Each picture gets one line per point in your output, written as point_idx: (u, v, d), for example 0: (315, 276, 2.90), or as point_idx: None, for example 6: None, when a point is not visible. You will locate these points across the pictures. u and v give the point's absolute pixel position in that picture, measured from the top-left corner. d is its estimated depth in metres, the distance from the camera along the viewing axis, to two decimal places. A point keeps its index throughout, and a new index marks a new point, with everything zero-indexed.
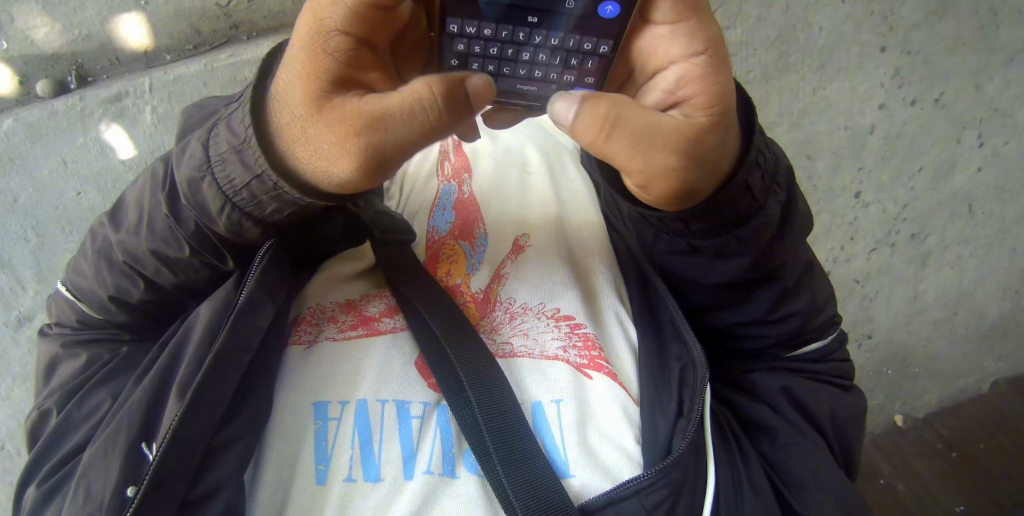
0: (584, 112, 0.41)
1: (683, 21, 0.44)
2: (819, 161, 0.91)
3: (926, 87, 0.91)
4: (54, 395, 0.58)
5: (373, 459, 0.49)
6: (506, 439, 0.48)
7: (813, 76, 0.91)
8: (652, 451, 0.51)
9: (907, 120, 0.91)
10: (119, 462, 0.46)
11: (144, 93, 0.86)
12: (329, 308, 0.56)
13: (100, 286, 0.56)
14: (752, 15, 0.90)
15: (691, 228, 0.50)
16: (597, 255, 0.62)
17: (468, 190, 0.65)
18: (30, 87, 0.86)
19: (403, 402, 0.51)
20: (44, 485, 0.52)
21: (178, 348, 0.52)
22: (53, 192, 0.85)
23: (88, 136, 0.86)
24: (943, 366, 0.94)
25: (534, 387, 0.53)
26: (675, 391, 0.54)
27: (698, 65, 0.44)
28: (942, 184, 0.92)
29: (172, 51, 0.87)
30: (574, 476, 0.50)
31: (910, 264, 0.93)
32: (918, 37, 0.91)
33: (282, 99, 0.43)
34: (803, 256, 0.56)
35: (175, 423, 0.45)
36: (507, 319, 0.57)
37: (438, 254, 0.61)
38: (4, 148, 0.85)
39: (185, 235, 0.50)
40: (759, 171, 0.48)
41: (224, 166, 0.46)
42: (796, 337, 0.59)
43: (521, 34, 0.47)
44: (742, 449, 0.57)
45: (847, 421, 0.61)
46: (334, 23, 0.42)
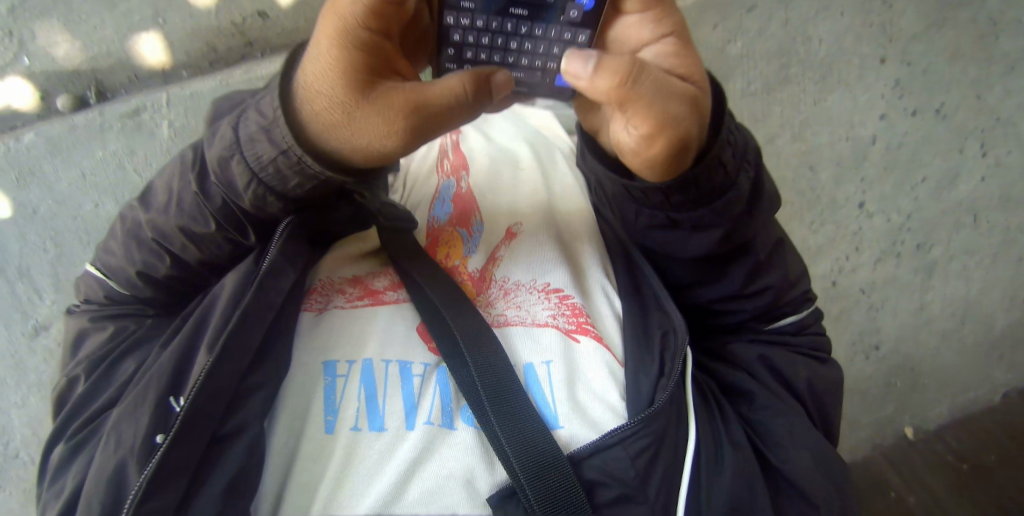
0: (605, 62, 0.44)
1: (651, 10, 0.49)
2: (822, 172, 0.92)
3: (927, 98, 0.92)
4: (80, 365, 0.59)
5: (378, 411, 0.51)
6: (501, 396, 0.50)
7: (814, 87, 0.92)
8: (635, 404, 0.53)
9: (909, 130, 0.92)
10: (148, 414, 0.48)
11: (162, 108, 0.88)
12: (337, 282, 0.58)
13: (128, 263, 0.58)
14: (753, 29, 0.92)
15: (669, 201, 0.52)
16: (586, 237, 0.64)
17: (466, 184, 0.67)
18: (51, 102, 0.89)
19: (406, 362, 0.53)
20: (71, 441, 0.53)
21: (206, 309, 0.54)
22: (72, 203, 0.87)
23: (106, 150, 0.88)
24: (951, 376, 0.93)
25: (524, 350, 0.55)
26: (656, 354, 0.55)
27: (669, 44, 0.48)
28: (947, 194, 0.92)
29: (188, 67, 0.90)
30: (563, 428, 0.52)
31: (917, 275, 0.93)
32: (917, 47, 0.92)
33: (310, 85, 0.45)
34: (773, 233, 0.59)
35: (209, 365, 0.48)
36: (502, 295, 0.59)
37: (438, 240, 0.63)
38: (25, 160, 0.88)
39: (213, 210, 0.52)
40: (730, 149, 0.51)
41: (254, 145, 0.48)
42: (773, 310, 0.62)
43: (511, 25, 0.50)
44: (723, 411, 0.58)
45: (825, 391, 0.63)
46: (354, 19, 0.44)
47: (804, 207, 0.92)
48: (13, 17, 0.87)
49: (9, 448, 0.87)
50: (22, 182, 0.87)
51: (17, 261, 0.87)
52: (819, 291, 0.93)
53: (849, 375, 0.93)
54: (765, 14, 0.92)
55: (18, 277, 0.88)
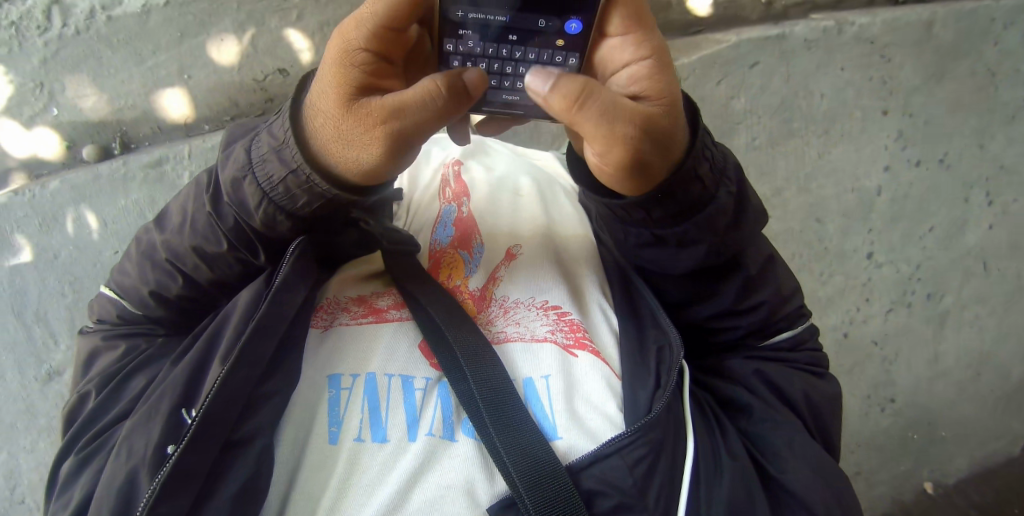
0: (559, 83, 0.44)
1: (632, 33, 0.49)
2: (829, 224, 0.93)
3: (930, 149, 0.93)
4: (91, 381, 0.60)
5: (381, 423, 0.51)
6: (498, 406, 0.50)
7: (818, 140, 0.94)
8: (632, 414, 0.53)
9: (914, 180, 0.93)
10: (161, 424, 0.49)
11: (184, 159, 0.91)
12: (343, 301, 0.58)
13: (141, 282, 0.59)
14: (756, 84, 0.94)
15: (651, 217, 0.53)
16: (585, 260, 0.65)
17: (468, 209, 0.68)
18: (76, 152, 0.93)
19: (408, 377, 0.53)
20: (82, 452, 0.53)
21: (221, 322, 0.54)
22: (94, 250, 0.89)
23: (128, 199, 0.90)
24: (968, 427, 0.92)
25: (522, 364, 0.55)
26: (653, 369, 0.55)
27: (645, 65, 0.48)
28: (954, 243, 0.93)
29: (211, 121, 0.93)
30: (561, 439, 0.52)
31: (930, 324, 0.93)
32: (919, 99, 0.94)
33: (317, 104, 0.48)
34: (762, 249, 0.59)
35: (222, 377, 0.48)
36: (502, 313, 0.59)
37: (440, 262, 0.64)
38: (48, 207, 0.90)
39: (225, 229, 0.54)
40: (708, 163, 0.52)
41: (265, 165, 0.50)
42: (769, 326, 0.61)
43: (505, 50, 0.52)
44: (721, 424, 0.58)
45: (823, 402, 0.62)
46: (358, 42, 0.46)
47: (813, 257, 0.92)
48: (45, 68, 0.90)
49: (15, 493, 0.87)
50: (44, 228, 0.90)
51: (36, 306, 0.89)
52: (830, 344, 0.92)
53: (865, 431, 0.92)
54: (767, 69, 0.94)
55: (35, 321, 0.89)
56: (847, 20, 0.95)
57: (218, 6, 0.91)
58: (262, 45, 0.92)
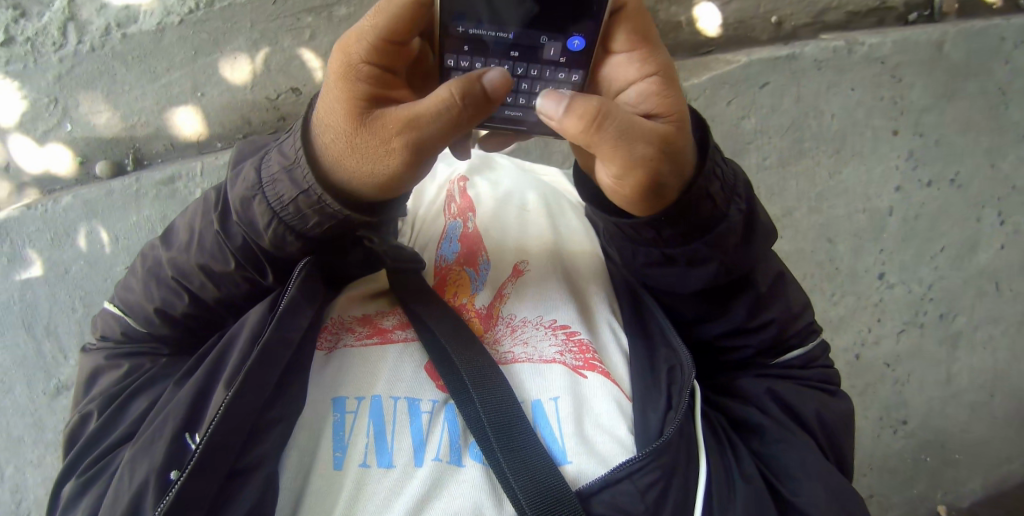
0: (575, 105, 0.43)
1: (637, 50, 0.50)
2: (840, 244, 0.92)
3: (941, 169, 0.93)
4: (94, 401, 0.60)
5: (386, 447, 0.50)
6: (506, 429, 0.50)
7: (829, 161, 0.93)
8: (643, 437, 0.52)
9: (925, 200, 0.93)
10: (163, 447, 0.49)
11: (196, 177, 0.91)
12: (348, 320, 0.58)
13: (146, 298, 0.59)
14: (766, 104, 0.94)
15: (661, 236, 0.52)
16: (593, 278, 0.65)
17: (473, 224, 0.68)
18: (89, 167, 0.93)
19: (414, 399, 0.52)
20: (83, 476, 0.53)
21: (225, 345, 0.54)
22: (105, 265, 0.90)
23: (140, 215, 0.90)
24: (983, 449, 0.90)
25: (531, 386, 0.54)
26: (664, 389, 0.55)
27: (651, 83, 0.49)
28: (967, 263, 0.92)
29: (223, 138, 0.93)
30: (570, 463, 0.51)
31: (943, 345, 0.92)
32: (929, 119, 0.94)
33: (324, 121, 0.47)
34: (773, 266, 0.59)
35: (228, 399, 0.47)
36: (509, 332, 0.59)
37: (446, 279, 0.64)
38: (61, 222, 0.91)
39: (233, 248, 0.54)
40: (718, 183, 0.51)
41: (275, 185, 0.50)
42: (779, 344, 0.61)
43: (507, 67, 0.52)
44: (735, 446, 0.57)
45: (837, 424, 0.61)
46: (359, 55, 0.45)
47: (824, 278, 0.92)
48: (60, 84, 0.91)
49: (21, 507, 0.87)
50: (56, 243, 0.91)
51: (46, 320, 0.89)
52: (843, 366, 0.91)
53: (876, 454, 0.91)
54: (777, 89, 0.94)
55: (45, 335, 0.89)
56: (857, 40, 0.95)
57: (232, 26, 0.92)
58: (275, 64, 0.92)
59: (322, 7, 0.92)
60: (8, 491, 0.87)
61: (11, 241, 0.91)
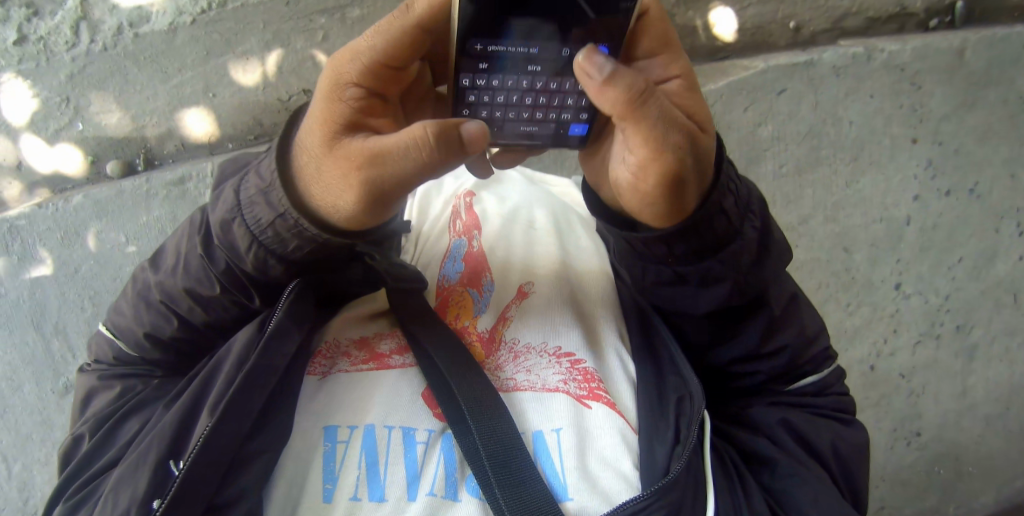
0: (617, 71, 0.42)
1: (657, 55, 0.50)
2: (857, 253, 0.91)
3: (960, 178, 0.92)
4: (86, 423, 0.61)
5: (378, 481, 0.50)
6: (503, 462, 0.49)
7: (846, 169, 0.92)
8: (650, 473, 0.51)
9: (943, 210, 0.92)
10: (146, 475, 0.48)
11: (207, 178, 0.91)
12: (344, 344, 0.58)
13: (136, 324, 0.60)
14: (783, 111, 0.93)
15: (672, 252, 0.51)
16: (602, 302, 0.64)
17: (478, 243, 0.68)
18: (100, 167, 0.93)
19: (409, 428, 0.52)
20: (70, 500, 0.54)
21: (212, 369, 0.54)
22: (115, 264, 0.90)
23: (150, 216, 0.90)
24: (997, 463, 0.89)
25: (533, 416, 0.54)
26: (672, 420, 0.54)
27: (671, 87, 0.49)
28: (984, 274, 0.91)
29: (235, 139, 0.93)
30: (571, 500, 0.49)
31: (959, 357, 0.90)
32: (948, 127, 0.92)
33: (304, 141, 0.48)
34: (787, 287, 0.58)
35: (209, 428, 0.48)
36: (511, 358, 0.58)
37: (448, 300, 0.64)
38: (70, 222, 0.91)
39: (217, 272, 0.53)
40: (733, 197, 0.51)
41: (253, 208, 0.49)
42: (791, 370, 0.60)
43: (525, 82, 0.51)
44: (742, 478, 0.56)
45: (851, 455, 0.60)
46: (351, 75, 0.47)
47: (840, 288, 0.90)
48: (71, 82, 0.91)
49: (29, 505, 0.88)
50: (65, 242, 0.90)
51: (55, 319, 0.89)
52: (857, 377, 0.90)
53: (890, 466, 0.89)
54: (795, 95, 0.93)
55: (54, 334, 0.89)
56: (876, 47, 0.94)
57: (244, 26, 0.92)
58: (288, 65, 0.92)
59: (336, 9, 0.92)
60: (17, 488, 0.88)
61: (21, 240, 0.91)
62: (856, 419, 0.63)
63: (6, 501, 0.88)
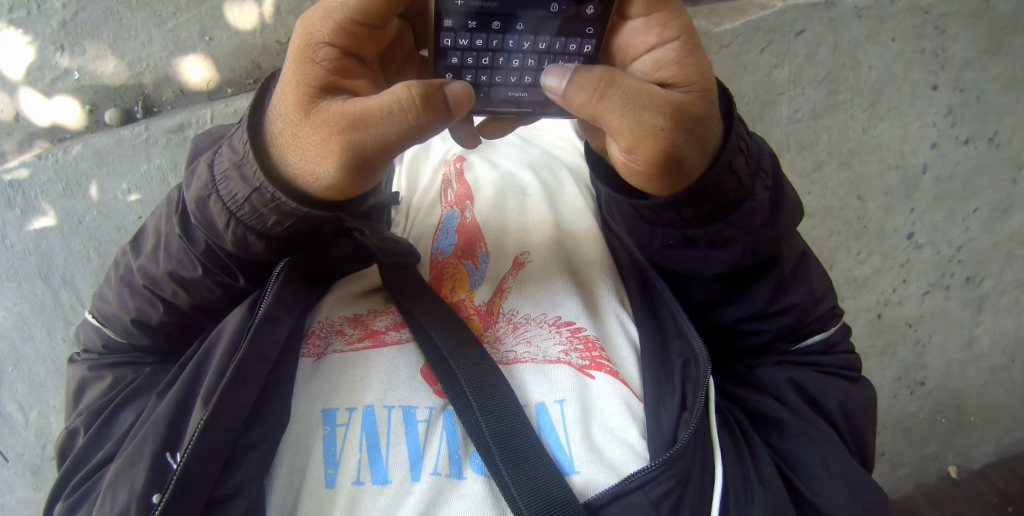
0: (576, 77, 0.46)
1: (655, 13, 0.48)
2: (870, 201, 0.89)
3: (979, 127, 0.89)
4: (80, 416, 0.63)
5: (380, 463, 0.50)
6: (506, 439, 0.49)
7: (863, 115, 0.89)
8: (658, 443, 0.52)
9: (961, 159, 0.89)
10: (144, 470, 0.49)
11: (206, 124, 0.89)
12: (337, 322, 0.58)
13: (122, 309, 0.61)
14: (800, 54, 0.89)
15: (682, 216, 0.52)
16: (598, 268, 0.64)
17: (470, 214, 0.68)
18: (99, 116, 0.91)
19: (409, 407, 0.52)
20: (69, 499, 0.55)
21: (205, 355, 0.55)
22: (117, 214, 0.89)
23: (151, 164, 0.89)
24: (1000, 411, 0.90)
25: (534, 388, 0.54)
26: (677, 386, 0.55)
27: (672, 48, 0.47)
28: (998, 226, 0.90)
29: (234, 85, 0.91)
30: (578, 473, 0.50)
31: (968, 309, 0.90)
32: (971, 73, 0.89)
33: (279, 108, 0.48)
34: (796, 246, 0.58)
35: (201, 425, 0.48)
36: (510, 329, 0.58)
37: (442, 273, 0.63)
38: (70, 172, 0.89)
39: (199, 253, 0.55)
40: (743, 156, 0.51)
41: (228, 183, 0.50)
42: (796, 329, 0.61)
43: (511, 42, 0.51)
44: (750, 442, 0.57)
45: (858, 412, 0.61)
46: (323, 34, 0.46)
47: (851, 236, 0.89)
48: (64, 31, 0.87)
49: (46, 450, 0.90)
50: (67, 193, 0.89)
51: (62, 270, 0.89)
52: (864, 324, 0.89)
53: (892, 414, 0.90)
54: (814, 37, 0.89)
55: (61, 284, 0.89)
56: None
57: None
58: (286, 7, 0.90)
59: None
60: (34, 435, 0.91)
61: (23, 193, 0.89)
62: (863, 375, 0.63)
63: (24, 447, 0.91)
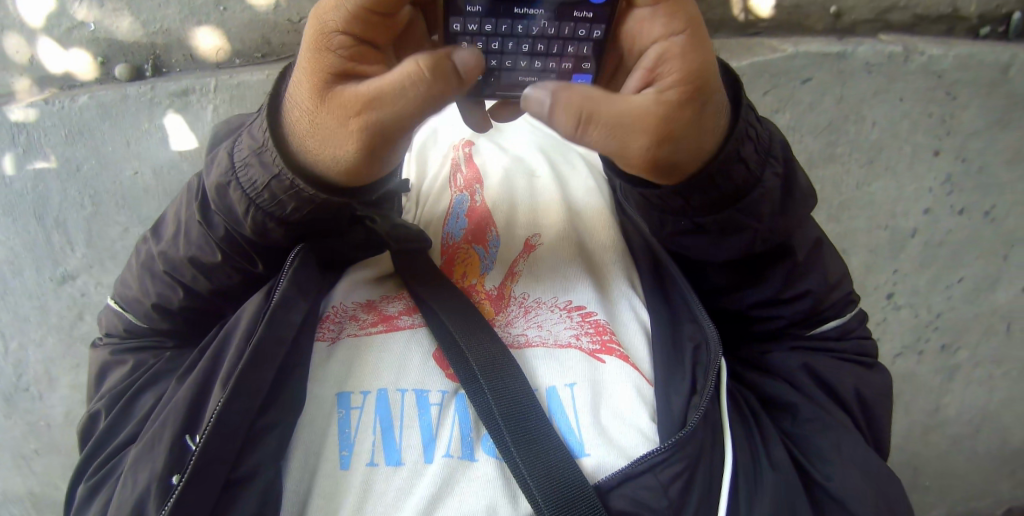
0: (556, 108, 0.44)
1: (663, 2, 0.47)
2: (854, 256, 0.89)
3: (977, 198, 0.89)
4: (102, 399, 0.64)
5: (394, 445, 0.52)
6: (517, 421, 0.51)
7: (861, 170, 0.89)
8: (668, 425, 0.53)
9: (953, 228, 0.89)
10: (164, 452, 0.50)
11: (209, 93, 0.91)
12: (350, 308, 0.59)
13: (143, 295, 0.62)
14: (805, 101, 0.89)
15: (690, 204, 0.52)
16: (611, 253, 0.65)
17: (481, 198, 0.69)
18: (109, 68, 0.93)
19: (423, 391, 0.54)
20: (91, 480, 0.57)
21: (223, 341, 0.55)
22: (114, 168, 0.91)
23: (152, 123, 0.91)
24: (954, 477, 0.91)
25: (545, 373, 0.56)
26: (688, 369, 0.56)
27: (677, 42, 0.46)
28: (982, 299, 0.90)
29: (242, 56, 0.92)
30: (588, 456, 0.52)
31: (939, 376, 0.90)
32: (976, 145, 0.89)
33: (295, 97, 0.49)
34: (810, 233, 0.58)
35: (219, 407, 0.49)
36: (522, 313, 0.60)
37: (453, 258, 0.65)
38: (73, 119, 0.91)
39: (217, 239, 0.56)
40: (752, 143, 0.51)
41: (248, 170, 0.51)
42: (810, 317, 0.60)
43: (519, 27, 0.51)
44: (761, 427, 0.58)
45: (873, 398, 0.62)
46: (335, 22, 0.46)
47: None
48: None
49: (22, 381, 0.93)
50: (69, 140, 0.91)
51: (56, 213, 0.91)
52: None
53: None
54: (820, 86, 0.89)
55: (54, 227, 0.91)
56: (917, 47, 0.90)
57: None
58: None
59: None
60: (11, 366, 0.93)
61: (26, 134, 0.91)
62: (878, 362, 0.64)
63: None
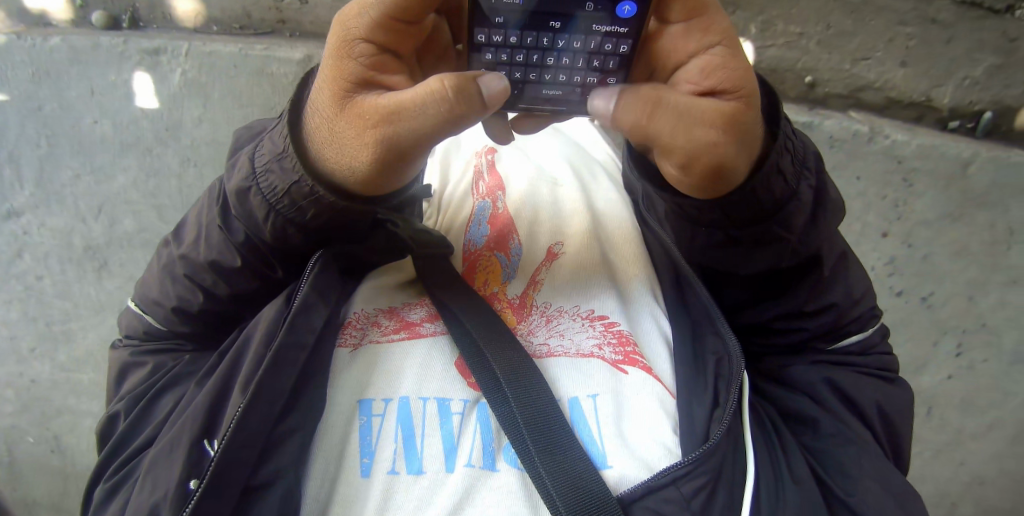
0: (622, 101, 0.49)
1: (694, 19, 0.49)
2: None
3: (916, 283, 0.92)
4: (122, 401, 0.64)
5: (414, 453, 0.52)
6: (542, 430, 0.51)
7: None
8: (691, 440, 0.54)
9: (890, 309, 0.92)
10: (183, 457, 0.51)
11: (181, 56, 0.89)
12: (372, 314, 0.59)
13: (164, 299, 0.62)
14: None
15: (730, 217, 0.54)
16: (636, 267, 0.66)
17: (502, 205, 0.70)
18: (86, 13, 0.92)
19: (444, 400, 0.54)
20: (110, 480, 0.59)
21: (241, 346, 0.57)
22: (75, 113, 0.90)
23: (120, 76, 0.89)
24: None
25: (568, 385, 0.56)
26: (711, 382, 0.57)
27: (716, 55, 0.48)
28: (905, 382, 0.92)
29: (220, 24, 0.92)
30: (611, 468, 0.52)
31: None
32: (922, 234, 0.92)
33: (315, 104, 0.50)
34: (837, 245, 0.59)
35: (239, 411, 0.50)
36: (544, 322, 0.61)
37: (475, 265, 0.66)
38: (40, 58, 0.89)
39: (236, 244, 0.57)
40: (788, 156, 0.53)
41: (268, 175, 0.53)
42: (835, 329, 0.62)
43: (545, 40, 0.51)
44: (780, 436, 0.59)
45: (897, 413, 0.63)
46: (358, 30, 0.47)
47: None
48: None
49: None
50: (35, 78, 0.90)
51: (11, 147, 0.91)
52: None
53: None
54: None
55: (7, 161, 0.91)
56: (881, 130, 0.93)
57: None
58: None
59: None
60: None
61: None
62: (901, 376, 0.65)
63: None
